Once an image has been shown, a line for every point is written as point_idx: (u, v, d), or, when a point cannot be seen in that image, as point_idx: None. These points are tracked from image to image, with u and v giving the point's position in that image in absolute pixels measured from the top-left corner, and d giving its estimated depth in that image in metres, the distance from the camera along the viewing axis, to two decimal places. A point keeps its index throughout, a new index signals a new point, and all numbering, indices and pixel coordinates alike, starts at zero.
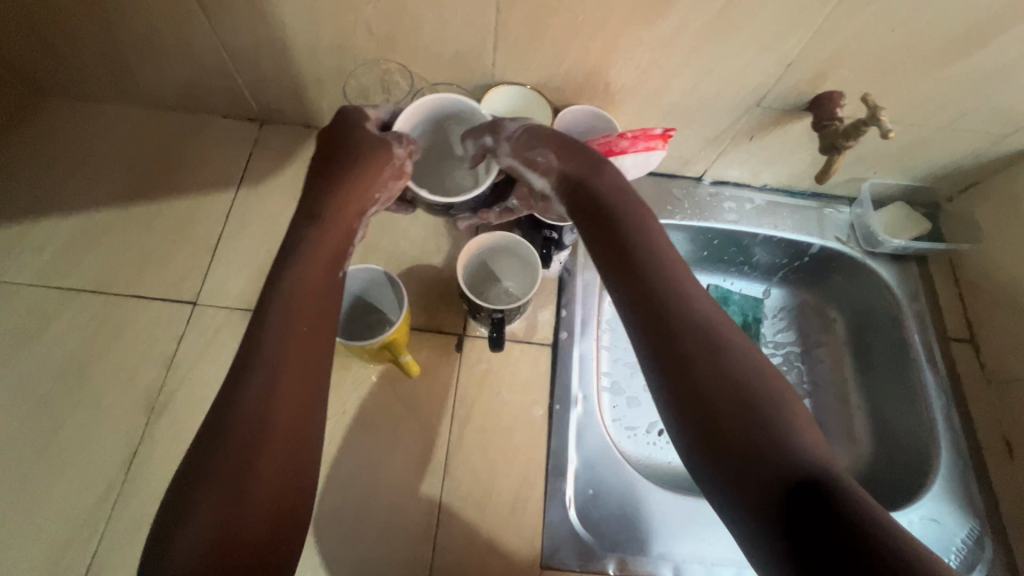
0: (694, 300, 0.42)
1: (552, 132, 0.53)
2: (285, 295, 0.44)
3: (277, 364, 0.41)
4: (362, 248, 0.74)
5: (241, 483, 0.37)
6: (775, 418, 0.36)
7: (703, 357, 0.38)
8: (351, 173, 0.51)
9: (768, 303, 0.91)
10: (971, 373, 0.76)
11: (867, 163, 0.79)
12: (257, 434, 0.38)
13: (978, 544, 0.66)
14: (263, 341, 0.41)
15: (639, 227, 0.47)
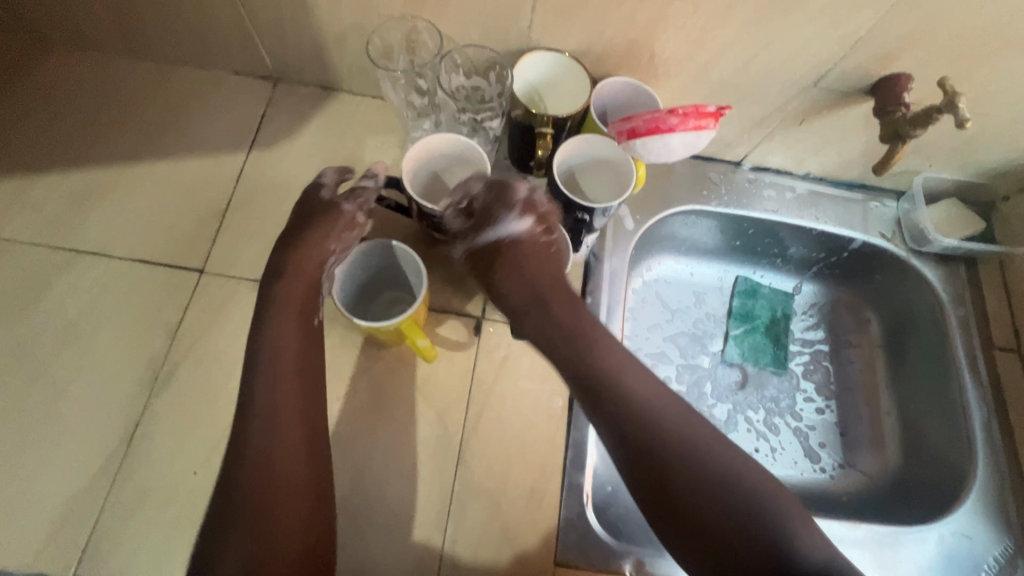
0: (645, 405, 0.50)
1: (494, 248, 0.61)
2: (266, 376, 0.51)
3: (272, 430, 0.48)
4: (380, 221, 0.70)
5: (271, 542, 0.44)
6: (734, 501, 0.45)
7: (680, 466, 0.47)
8: (310, 236, 0.59)
9: (798, 299, 0.87)
10: (1017, 385, 0.71)
11: (923, 155, 0.73)
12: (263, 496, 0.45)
13: (1010, 563, 0.63)
14: (251, 419, 0.49)
15: (586, 343, 0.55)
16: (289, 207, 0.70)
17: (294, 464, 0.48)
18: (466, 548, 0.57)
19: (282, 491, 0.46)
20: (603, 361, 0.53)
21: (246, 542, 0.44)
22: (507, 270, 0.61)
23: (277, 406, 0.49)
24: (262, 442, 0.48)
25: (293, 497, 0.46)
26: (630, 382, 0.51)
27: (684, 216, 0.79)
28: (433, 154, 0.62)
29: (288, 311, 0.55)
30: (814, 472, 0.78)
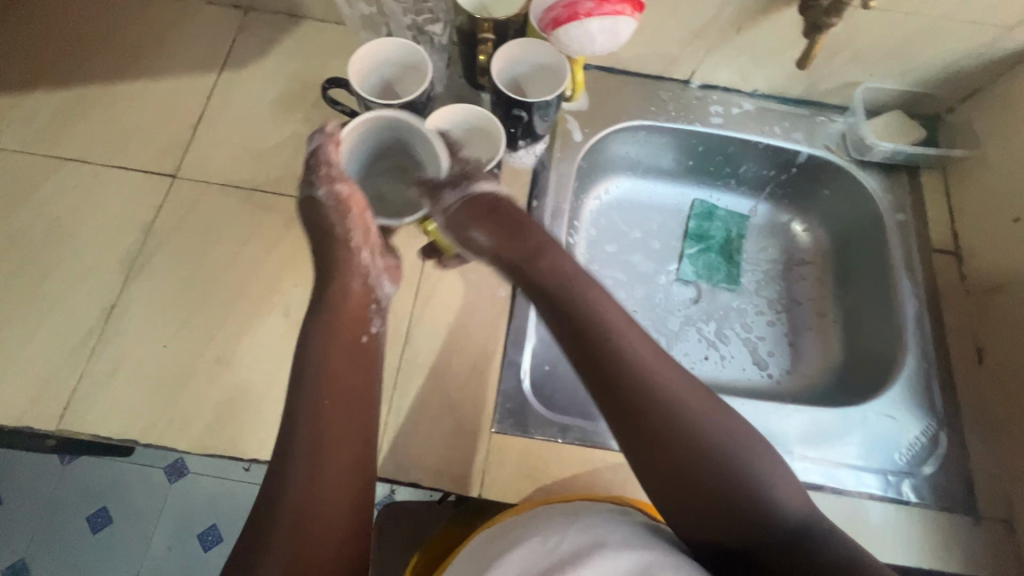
0: (653, 376, 0.51)
1: (481, 209, 0.63)
2: (317, 378, 0.53)
3: (325, 432, 0.50)
4: (340, 133, 0.75)
5: (304, 538, 0.45)
6: (730, 473, 0.48)
7: (677, 440, 0.49)
8: (335, 250, 0.61)
9: (753, 220, 0.91)
10: (951, 285, 0.74)
11: (862, 65, 0.75)
12: (311, 512, 0.46)
13: (932, 441, 0.66)
14: (302, 414, 0.50)
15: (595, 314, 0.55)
16: (256, 120, 0.75)
17: (343, 490, 0.48)
18: (409, 417, 0.62)
19: (326, 514, 0.47)
20: (635, 343, 0.53)
21: (282, 560, 0.44)
22: (520, 234, 0.61)
23: (333, 428, 0.50)
24: (313, 463, 0.48)
25: (333, 525, 0.47)
26: (616, 360, 0.52)
27: (633, 131, 0.82)
28: (381, 55, 0.65)
29: (334, 328, 0.56)
30: (760, 378, 0.81)
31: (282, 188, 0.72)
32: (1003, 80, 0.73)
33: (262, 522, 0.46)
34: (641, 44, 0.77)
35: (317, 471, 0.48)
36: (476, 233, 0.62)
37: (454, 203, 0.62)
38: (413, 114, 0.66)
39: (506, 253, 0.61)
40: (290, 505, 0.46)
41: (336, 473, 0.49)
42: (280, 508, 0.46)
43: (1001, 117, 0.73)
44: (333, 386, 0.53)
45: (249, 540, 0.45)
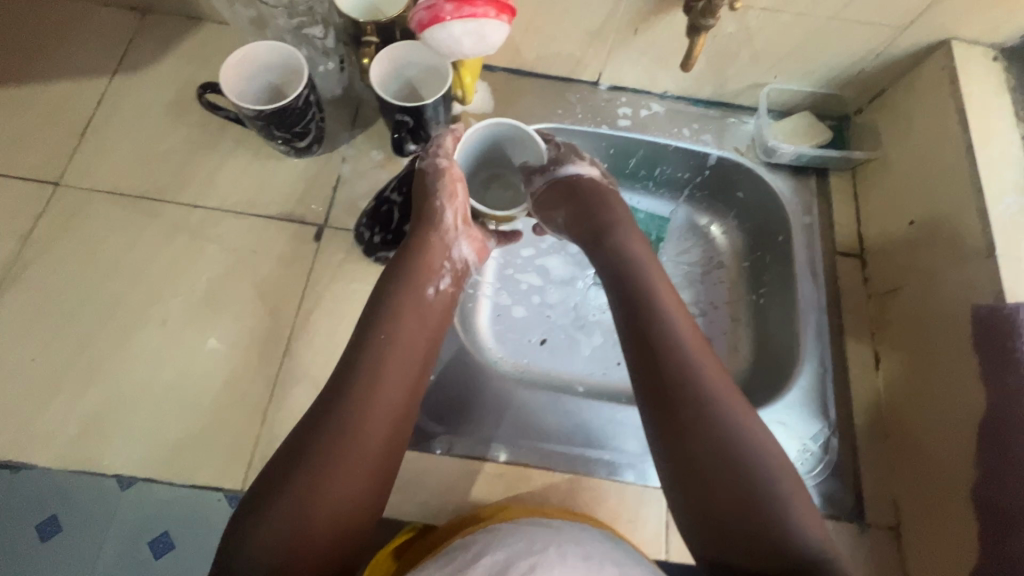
0: (693, 370, 0.50)
1: (568, 191, 0.65)
2: (383, 340, 0.52)
3: (365, 385, 0.48)
4: (233, 138, 0.73)
5: (313, 504, 0.43)
6: (747, 471, 0.46)
7: (704, 438, 0.47)
8: (432, 214, 0.61)
9: (673, 222, 0.88)
10: (854, 288, 0.73)
11: (764, 65, 0.75)
12: (339, 456, 0.45)
13: (824, 448, 0.65)
14: (357, 365, 0.49)
15: (660, 312, 0.54)
16: (148, 125, 0.73)
17: (378, 437, 0.47)
18: (283, 428, 0.60)
19: (355, 459, 0.45)
20: (680, 337, 0.52)
21: (307, 503, 0.43)
22: (597, 210, 0.64)
23: (386, 380, 0.49)
24: (352, 416, 0.47)
25: (363, 472, 0.46)
26: (708, 366, 0.51)
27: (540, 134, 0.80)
28: (255, 61, 0.64)
29: (404, 285, 0.56)
30: None
31: (169, 194, 0.70)
32: (905, 80, 0.72)
33: (285, 465, 0.45)
34: (542, 45, 0.76)
35: (349, 420, 0.46)
36: (556, 213, 0.65)
37: (543, 185, 0.65)
38: (293, 120, 0.64)
39: (580, 226, 0.64)
40: (321, 450, 0.45)
41: (369, 424, 0.47)
42: (306, 453, 0.45)
43: (902, 117, 0.72)
44: (400, 346, 0.52)
45: (266, 482, 0.44)
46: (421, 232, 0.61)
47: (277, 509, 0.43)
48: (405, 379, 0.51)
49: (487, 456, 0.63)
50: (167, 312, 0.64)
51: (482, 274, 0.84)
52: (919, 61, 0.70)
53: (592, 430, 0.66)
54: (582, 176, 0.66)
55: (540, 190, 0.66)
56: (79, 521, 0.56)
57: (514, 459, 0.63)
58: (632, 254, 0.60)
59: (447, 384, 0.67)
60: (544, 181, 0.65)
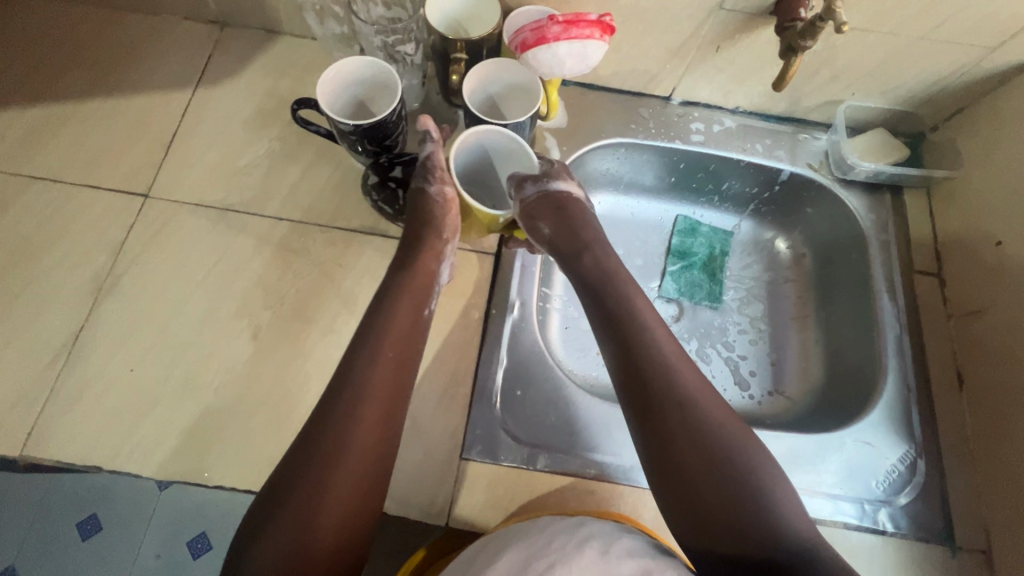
0: (675, 379, 0.54)
1: (556, 206, 0.65)
2: (373, 351, 0.54)
3: (358, 396, 0.51)
4: (314, 152, 0.74)
5: (314, 512, 0.45)
6: (735, 474, 0.48)
7: (690, 443, 0.50)
8: (424, 234, 0.63)
9: (737, 237, 0.88)
10: (934, 307, 0.73)
11: (845, 82, 0.74)
12: (330, 471, 0.47)
13: (911, 469, 0.65)
14: (354, 376, 0.52)
15: (639, 327, 0.58)
16: (231, 138, 0.74)
17: (362, 452, 0.49)
18: None
19: (350, 475, 0.48)
20: (658, 351, 0.56)
21: (303, 520, 0.45)
22: (579, 226, 0.66)
23: (374, 393, 0.52)
24: (340, 425, 0.49)
25: (353, 488, 0.48)
26: (687, 375, 0.54)
27: (612, 149, 0.80)
28: (349, 77, 0.65)
29: (398, 301, 0.59)
30: (742, 398, 0.79)
31: (255, 207, 0.71)
32: (988, 99, 0.72)
33: (279, 490, 0.46)
34: (620, 61, 0.76)
35: (338, 436, 0.48)
36: (542, 225, 0.64)
37: (533, 194, 0.64)
38: (386, 135, 0.65)
39: (562, 240, 0.65)
40: (312, 468, 0.47)
41: (355, 438, 0.49)
42: (297, 469, 0.47)
43: (985, 136, 0.72)
44: (389, 361, 0.54)
45: (267, 503, 0.46)
46: (416, 253, 0.62)
47: (274, 532, 0.44)
48: (384, 391, 0.52)
49: (575, 472, 0.63)
50: (259, 325, 0.65)
51: (552, 288, 0.84)
52: (1006, 79, 0.69)
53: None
54: (569, 194, 0.67)
55: (529, 200, 0.64)
56: (118, 521, 0.58)
57: (602, 476, 0.63)
58: (614, 271, 0.64)
59: (533, 398, 0.66)
60: (535, 192, 0.64)
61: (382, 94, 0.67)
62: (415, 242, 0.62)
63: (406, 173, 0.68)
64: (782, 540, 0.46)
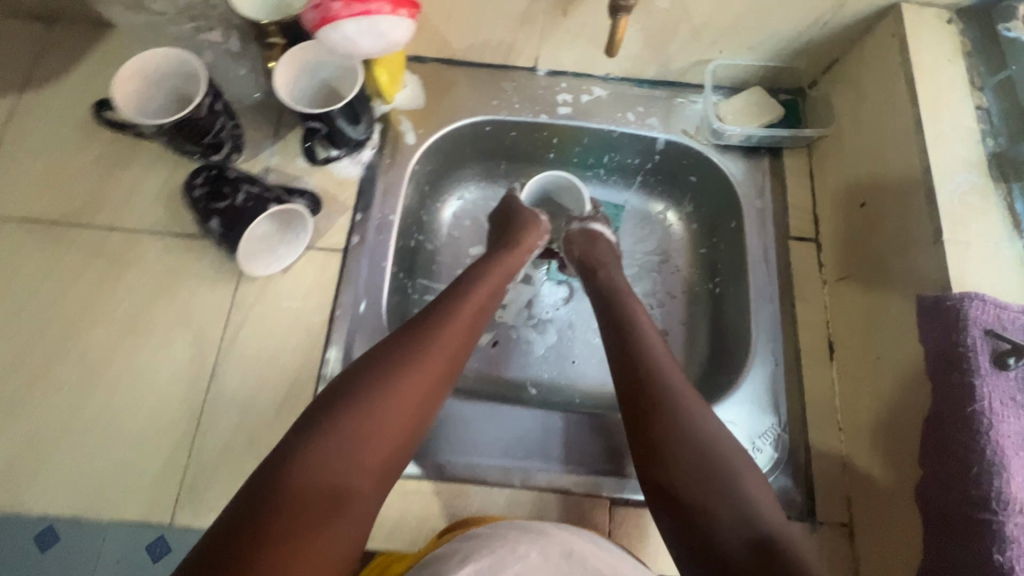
0: (668, 377, 0.55)
1: (597, 234, 0.73)
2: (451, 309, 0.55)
3: (428, 347, 0.51)
4: (147, 154, 0.70)
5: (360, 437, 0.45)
6: (722, 468, 0.49)
7: (674, 437, 0.51)
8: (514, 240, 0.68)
9: (629, 211, 0.84)
10: (808, 274, 0.69)
11: (708, 40, 0.69)
12: (364, 415, 0.46)
13: (774, 446, 0.63)
14: (430, 323, 0.54)
15: (636, 327, 0.61)
16: (57, 144, 0.69)
17: (421, 391, 0.49)
18: (211, 459, 0.59)
19: (383, 423, 0.47)
20: (653, 351, 0.58)
21: (350, 431, 0.45)
22: (595, 251, 0.72)
23: (437, 346, 0.52)
24: (407, 365, 0.50)
25: (397, 426, 0.47)
26: (678, 375, 0.55)
27: (475, 129, 0.76)
28: (152, 68, 0.59)
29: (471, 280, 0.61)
30: None
31: (85, 217, 0.67)
32: (858, 49, 0.67)
33: (314, 423, 0.45)
34: (469, 33, 0.71)
35: (400, 366, 0.49)
36: (574, 247, 0.73)
37: (576, 228, 0.74)
38: (200, 128, 0.60)
39: (586, 260, 0.71)
40: (362, 397, 0.47)
41: (416, 372, 0.50)
42: (352, 391, 0.47)
43: (856, 89, 0.67)
44: (458, 324, 0.55)
45: (313, 415, 0.46)
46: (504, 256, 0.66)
47: (320, 436, 0.44)
48: (440, 363, 0.52)
49: (421, 474, 0.60)
50: (89, 344, 0.62)
51: (431, 277, 0.78)
52: (871, 27, 0.65)
53: (547, 447, 0.63)
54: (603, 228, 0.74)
55: (573, 232, 0.74)
56: None
57: (450, 478, 0.60)
58: (623, 286, 0.67)
59: None
60: (578, 224, 0.74)
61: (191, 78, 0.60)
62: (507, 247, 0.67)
63: (225, 207, 0.58)
64: (761, 527, 0.46)
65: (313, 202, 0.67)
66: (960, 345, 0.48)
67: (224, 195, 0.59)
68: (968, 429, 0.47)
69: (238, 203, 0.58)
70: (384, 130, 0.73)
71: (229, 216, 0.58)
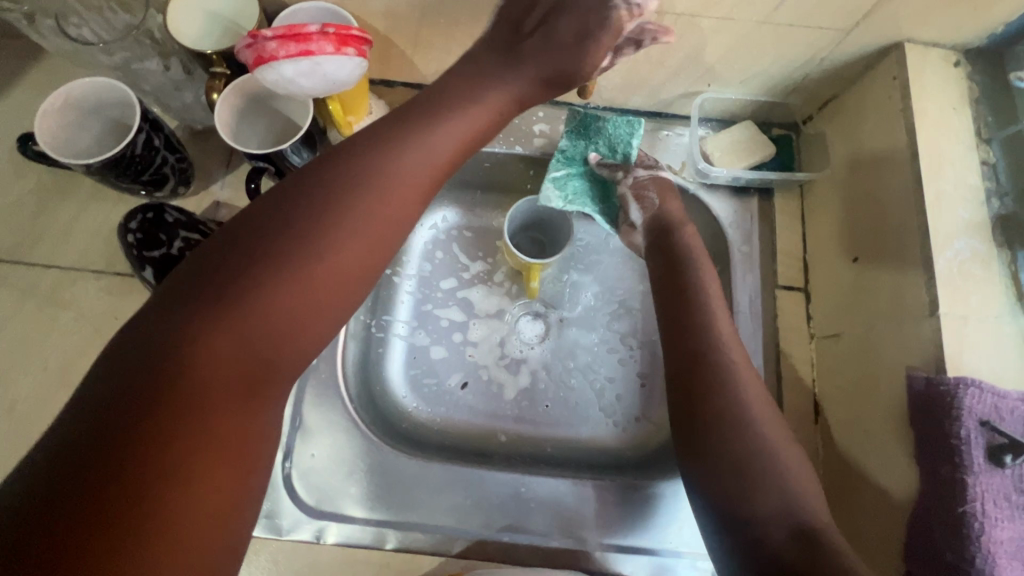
0: (722, 353, 0.51)
1: (667, 186, 0.65)
2: (388, 155, 0.43)
3: (353, 205, 0.40)
4: (85, 186, 0.64)
5: (262, 316, 0.36)
6: (764, 454, 0.46)
7: (721, 418, 0.48)
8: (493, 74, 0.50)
9: (612, 245, 0.80)
10: (795, 327, 0.64)
11: (697, 72, 0.64)
12: (287, 286, 0.37)
13: None
14: (354, 171, 0.41)
15: (697, 296, 0.56)
16: None
17: (347, 258, 0.39)
18: None
19: (303, 300, 0.38)
20: (711, 320, 0.54)
21: (252, 300, 0.36)
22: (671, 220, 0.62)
23: (369, 208, 0.41)
24: (326, 225, 0.39)
25: (312, 300, 0.38)
26: (733, 351, 0.52)
27: None
28: (85, 98, 0.54)
29: (420, 118, 0.46)
30: (605, 426, 0.73)
31: (16, 256, 0.62)
32: (857, 87, 0.62)
33: (214, 288, 0.36)
34: (438, 58, 0.65)
35: (316, 223, 0.39)
36: (651, 194, 0.64)
37: (646, 176, 0.65)
38: (137, 166, 0.55)
39: (662, 214, 0.63)
40: (266, 266, 0.37)
41: (342, 238, 0.39)
42: (256, 254, 0.37)
43: (853, 130, 0.62)
44: (404, 178, 0.43)
45: (205, 281, 0.36)
46: (471, 91, 0.49)
47: (215, 315, 0.35)
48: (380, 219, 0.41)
49: (371, 541, 0.57)
50: (15, 396, 0.57)
51: (395, 315, 0.74)
52: (871, 65, 0.60)
53: (509, 509, 0.59)
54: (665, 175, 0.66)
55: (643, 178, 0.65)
56: None
57: (402, 546, 0.57)
58: (698, 250, 0.60)
59: (336, 460, 0.59)
60: (650, 168, 0.65)
61: (130, 110, 0.55)
62: (477, 78, 0.50)
63: (161, 255, 0.54)
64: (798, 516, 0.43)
65: None
66: (952, 437, 0.44)
67: (158, 242, 0.54)
68: (956, 533, 0.43)
69: (174, 252, 0.54)
70: None
71: (166, 266, 0.54)
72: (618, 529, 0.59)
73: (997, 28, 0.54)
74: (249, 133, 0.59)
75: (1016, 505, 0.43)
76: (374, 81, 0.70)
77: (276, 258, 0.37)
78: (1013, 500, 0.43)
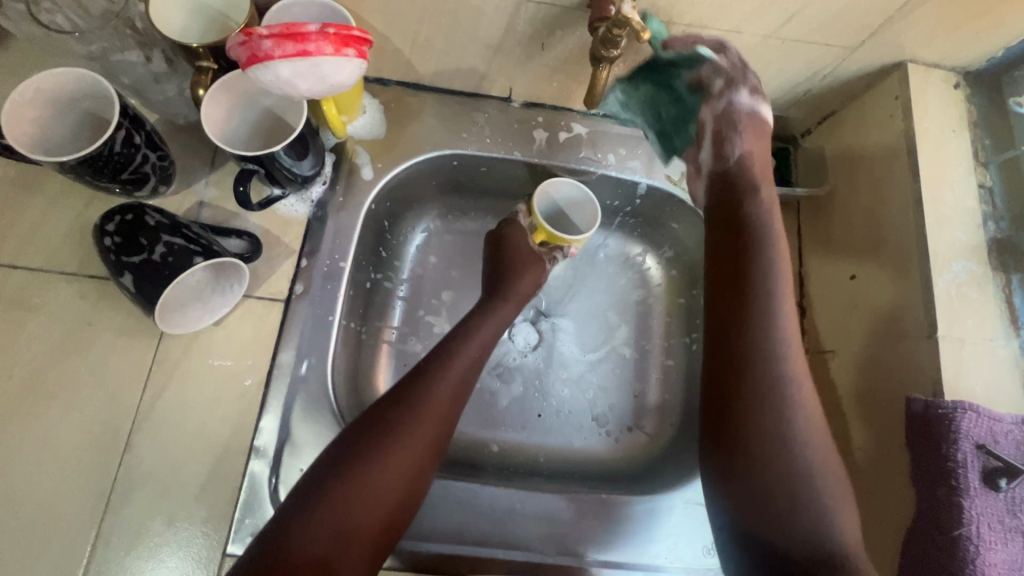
0: (777, 360, 0.48)
1: (756, 135, 0.56)
2: (423, 388, 0.53)
3: (394, 442, 0.49)
4: (54, 181, 0.60)
5: (345, 516, 0.45)
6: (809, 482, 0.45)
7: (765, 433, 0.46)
8: (512, 266, 0.65)
9: (606, 254, 0.79)
10: None
11: None
12: (358, 486, 0.47)
13: None
14: (400, 412, 0.51)
15: (763, 287, 0.51)
16: None
17: (405, 459, 0.49)
18: (121, 542, 0.52)
19: (362, 503, 0.46)
20: (771, 321, 0.50)
21: (335, 498, 0.46)
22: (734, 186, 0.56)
23: (417, 423, 0.51)
24: (378, 445, 0.48)
25: (379, 501, 0.47)
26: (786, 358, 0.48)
27: (443, 162, 0.69)
28: (56, 89, 0.51)
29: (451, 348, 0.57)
30: (599, 436, 0.72)
31: None
32: (858, 103, 0.62)
33: (313, 485, 0.47)
34: (437, 58, 0.63)
35: (376, 442, 0.49)
36: (735, 146, 0.55)
37: (725, 112, 0.55)
38: (116, 164, 0.51)
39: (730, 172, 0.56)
40: (340, 478, 0.46)
41: (398, 444, 0.49)
42: (335, 468, 0.47)
43: (852, 147, 0.62)
44: (434, 403, 0.52)
45: (306, 489, 0.46)
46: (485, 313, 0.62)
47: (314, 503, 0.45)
48: (433, 422, 0.52)
49: None
50: None
51: (387, 320, 0.71)
52: (873, 82, 0.60)
53: (504, 528, 0.58)
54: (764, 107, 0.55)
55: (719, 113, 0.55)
56: None
57: (394, 564, 0.56)
58: (772, 224, 0.53)
59: None
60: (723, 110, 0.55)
61: (110, 104, 0.52)
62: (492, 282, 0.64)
63: (144, 260, 0.51)
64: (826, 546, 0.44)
65: (252, 246, 0.59)
66: (949, 460, 0.45)
67: (139, 246, 0.51)
68: (951, 556, 0.43)
69: (157, 258, 0.51)
70: (337, 162, 0.65)
71: (149, 272, 0.51)
72: (612, 545, 0.59)
73: (997, 52, 0.55)
74: (237, 133, 0.56)
75: (1009, 527, 0.44)
76: (367, 79, 0.68)
77: (346, 470, 0.47)
78: (1006, 522, 0.44)
